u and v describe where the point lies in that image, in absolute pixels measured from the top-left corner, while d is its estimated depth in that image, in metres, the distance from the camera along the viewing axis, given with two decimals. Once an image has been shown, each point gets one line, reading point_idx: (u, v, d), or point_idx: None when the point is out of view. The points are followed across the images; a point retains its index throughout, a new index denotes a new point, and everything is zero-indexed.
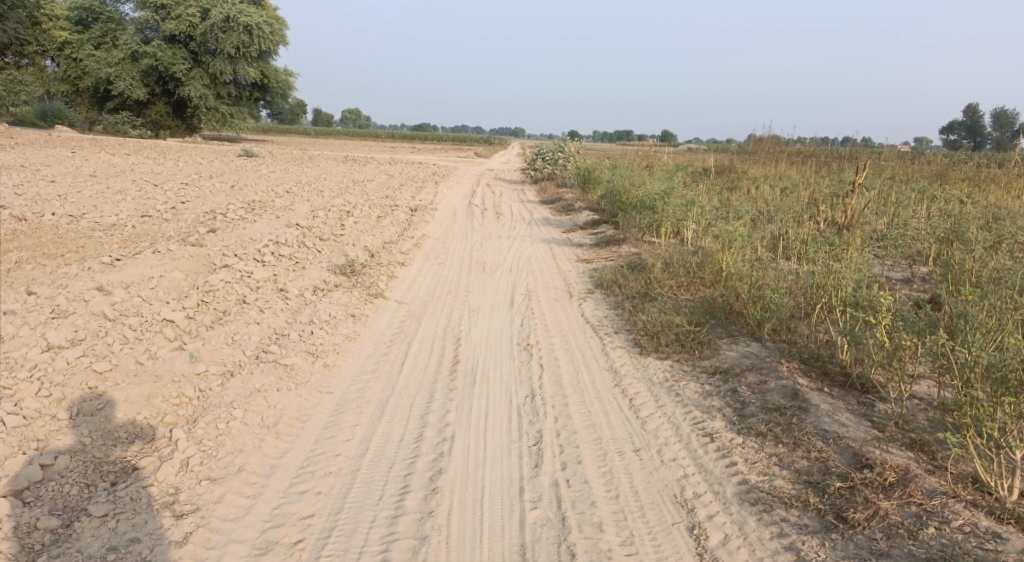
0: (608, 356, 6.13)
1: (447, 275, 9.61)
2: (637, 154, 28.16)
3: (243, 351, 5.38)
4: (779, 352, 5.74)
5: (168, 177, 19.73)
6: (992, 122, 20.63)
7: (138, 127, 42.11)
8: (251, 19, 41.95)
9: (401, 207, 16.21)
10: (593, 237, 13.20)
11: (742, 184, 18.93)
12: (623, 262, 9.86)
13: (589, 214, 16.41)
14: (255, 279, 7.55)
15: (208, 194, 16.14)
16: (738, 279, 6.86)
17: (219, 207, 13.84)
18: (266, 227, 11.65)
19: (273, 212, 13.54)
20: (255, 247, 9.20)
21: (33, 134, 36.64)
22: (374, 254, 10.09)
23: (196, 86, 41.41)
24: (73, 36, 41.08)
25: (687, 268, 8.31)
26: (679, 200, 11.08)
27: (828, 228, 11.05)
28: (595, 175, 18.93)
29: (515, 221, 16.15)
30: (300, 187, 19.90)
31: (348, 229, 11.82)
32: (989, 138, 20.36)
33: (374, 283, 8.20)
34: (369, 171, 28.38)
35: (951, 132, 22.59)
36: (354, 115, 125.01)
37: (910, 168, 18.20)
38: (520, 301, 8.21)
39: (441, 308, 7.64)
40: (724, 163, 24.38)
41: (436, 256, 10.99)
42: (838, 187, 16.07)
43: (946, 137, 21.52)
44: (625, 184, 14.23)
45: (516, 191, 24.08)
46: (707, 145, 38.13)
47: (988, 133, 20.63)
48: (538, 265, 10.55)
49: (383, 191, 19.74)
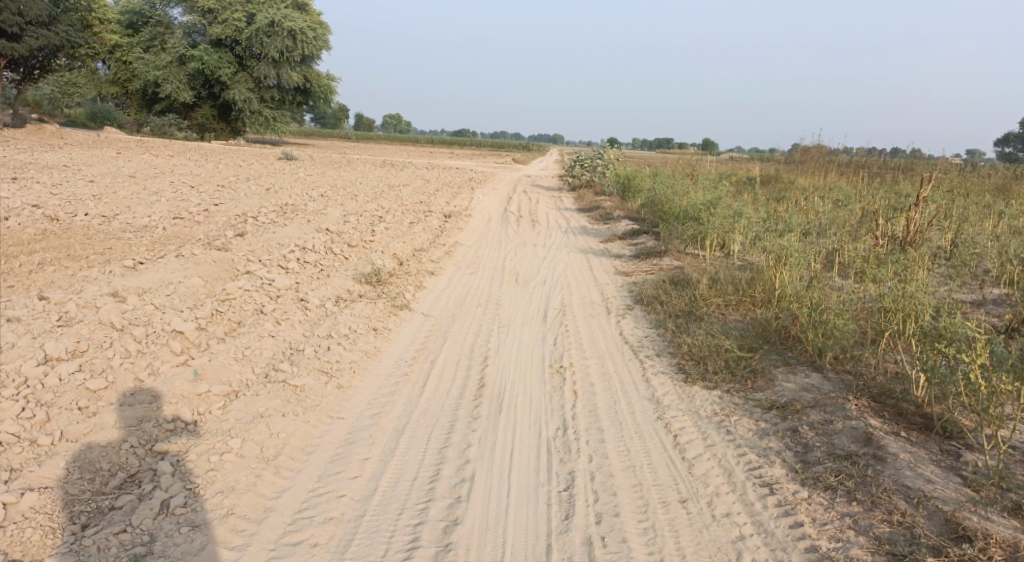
0: (650, 384, 5.57)
1: (478, 286, 9.14)
2: (678, 162, 27.44)
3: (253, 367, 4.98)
4: (844, 388, 5.14)
5: (205, 179, 19.69)
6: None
7: (183, 129, 42.75)
8: (295, 23, 42.29)
9: (435, 213, 15.83)
10: (633, 248, 12.64)
11: (790, 195, 18.10)
12: (666, 277, 9.27)
13: (628, 223, 15.83)
14: (275, 287, 7.20)
15: (242, 196, 15.99)
16: (795, 300, 6.26)
17: (252, 210, 13.64)
18: (295, 232, 11.35)
19: (304, 216, 13.26)
20: (280, 253, 8.86)
21: (82, 135, 37.44)
22: (403, 263, 9.68)
23: (240, 90, 41.91)
24: (123, 40, 41.91)
25: (736, 285, 7.70)
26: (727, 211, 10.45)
27: (887, 244, 10.32)
28: (636, 183, 18.31)
29: (551, 229, 15.66)
30: (336, 191, 19.68)
31: (378, 235, 11.46)
32: None
33: (400, 294, 7.78)
34: (406, 175, 28.16)
35: (1007, 144, 21.45)
36: (395, 120, 126.21)
37: (971, 181, 17.19)
38: (554, 317, 7.69)
39: (470, 323, 7.17)
40: (770, 172, 23.51)
41: (467, 265, 10.53)
42: (894, 200, 15.19)
43: (999, 149, 20.39)
44: (668, 193, 13.62)
45: (553, 198, 23.56)
46: (749, 154, 37.15)
47: None
48: (575, 278, 10.01)
49: (418, 196, 19.41)
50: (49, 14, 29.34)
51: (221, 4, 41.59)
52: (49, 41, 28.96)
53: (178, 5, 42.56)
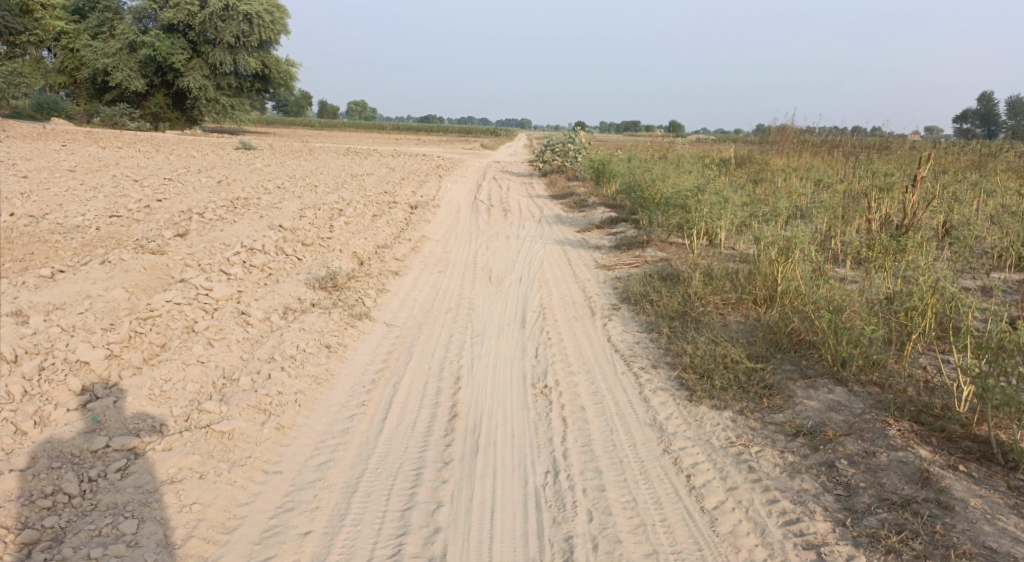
0: (650, 405, 4.80)
1: (448, 287, 8.25)
2: (650, 145, 26.77)
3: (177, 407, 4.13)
4: (877, 406, 4.39)
5: (153, 172, 18.43)
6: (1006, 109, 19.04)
7: (136, 119, 40.86)
8: (251, 7, 40.56)
9: (400, 203, 14.84)
10: (612, 237, 11.88)
11: (769, 176, 17.45)
12: (652, 271, 8.48)
13: (604, 210, 15.07)
14: (213, 299, 6.25)
15: (191, 190, 14.84)
16: (810, 301, 5.51)
17: (199, 205, 12.54)
18: (245, 230, 10.34)
19: (256, 211, 12.20)
20: (223, 256, 7.89)
21: (27, 127, 35.50)
22: (364, 263, 8.75)
23: (194, 77, 40.10)
24: (69, 26, 39.69)
25: (734, 281, 6.95)
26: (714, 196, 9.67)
27: (884, 229, 9.67)
28: (611, 168, 17.50)
29: (524, 218, 14.83)
30: (294, 182, 18.54)
31: (337, 231, 10.49)
32: (1003, 126, 18.82)
33: (359, 302, 6.88)
34: (370, 164, 27.06)
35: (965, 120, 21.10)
36: (360, 107, 123.94)
37: (946, 158, 16.75)
38: (533, 322, 6.87)
39: (438, 333, 6.31)
40: (746, 153, 22.87)
41: (435, 263, 9.63)
42: (878, 181, 14.62)
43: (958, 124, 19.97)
44: (647, 178, 12.83)
45: (524, 185, 22.66)
46: (719, 135, 36.68)
47: (1003, 120, 19.05)
48: (553, 274, 9.18)
49: (382, 186, 18.38)
50: None
51: None
52: None
53: None
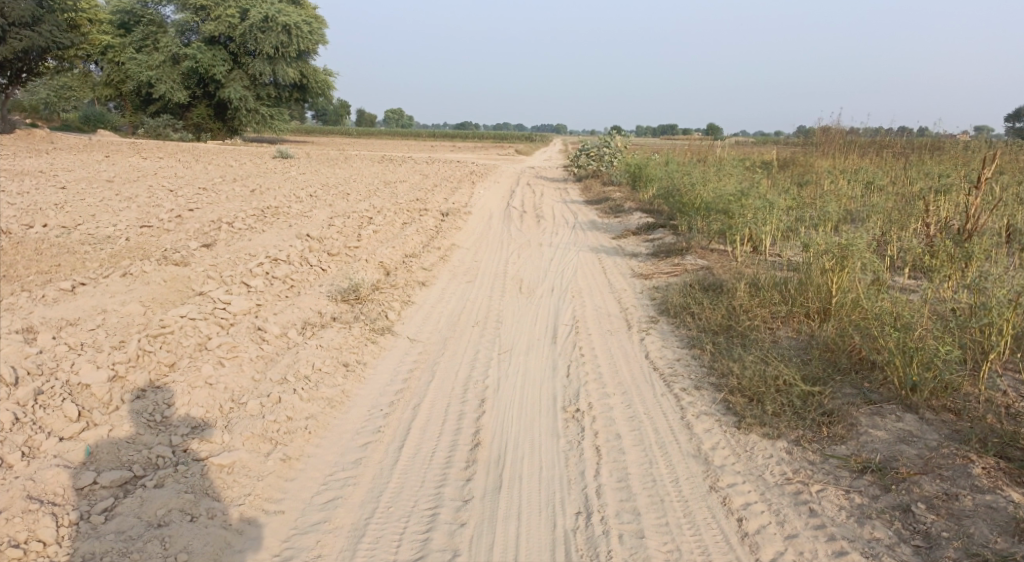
0: (693, 432, 4.36)
1: (476, 298, 7.89)
2: (688, 148, 26.15)
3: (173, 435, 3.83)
4: (955, 437, 3.89)
5: (189, 181, 18.51)
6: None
7: (178, 130, 41.63)
8: (289, 18, 41.00)
9: (432, 211, 14.57)
10: (650, 244, 11.42)
11: (814, 179, 16.75)
12: (693, 280, 8.01)
13: (641, 216, 14.61)
14: (230, 313, 6.00)
15: (224, 199, 14.80)
16: (876, 316, 4.97)
17: (230, 215, 12.44)
18: (272, 239, 10.15)
19: (286, 220, 12.04)
20: (246, 267, 7.66)
21: (74, 139, 36.38)
22: (391, 273, 8.45)
23: (235, 88, 40.68)
24: (114, 40, 40.59)
25: (784, 293, 6.45)
26: (759, 200, 9.15)
27: (943, 235, 9.04)
28: (649, 173, 16.99)
29: (558, 225, 14.44)
30: (327, 189, 18.44)
31: (365, 241, 10.23)
32: None
33: (382, 315, 6.56)
34: (404, 171, 26.97)
35: (1017, 119, 20.13)
36: (397, 115, 125.22)
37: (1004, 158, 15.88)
38: (565, 336, 6.46)
39: (464, 349, 5.95)
40: (789, 155, 22.11)
41: (464, 272, 9.28)
42: (932, 183, 13.86)
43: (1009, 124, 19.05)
44: (687, 182, 12.32)
45: (559, 190, 22.26)
46: (758, 138, 35.84)
47: None
48: (587, 284, 8.76)
49: (414, 193, 18.17)
50: (32, 15, 28.09)
51: (213, 1, 40.28)
52: (34, 42, 27.74)
53: (169, 2, 41.11)
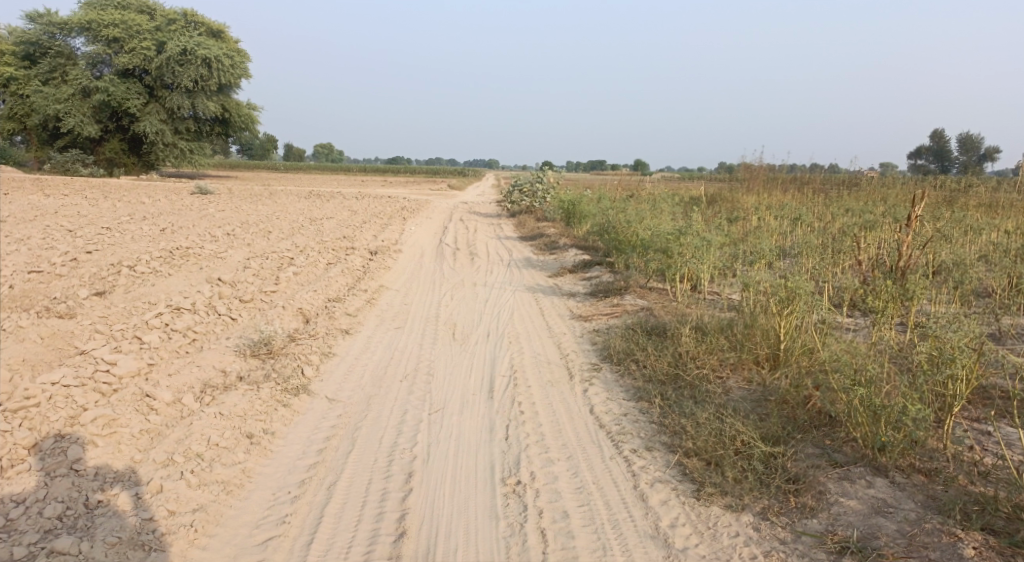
0: (649, 505, 3.87)
1: (405, 346, 7.25)
2: (619, 184, 26.31)
3: (4, 558, 3.10)
4: (931, 505, 3.55)
5: (94, 221, 17.20)
6: (956, 145, 19.10)
7: (90, 165, 39.47)
8: (210, 51, 39.67)
9: (358, 250, 13.88)
10: (586, 283, 11.07)
11: (743, 214, 16.92)
12: (634, 323, 7.62)
13: (575, 253, 14.31)
14: (114, 377, 5.18)
15: (130, 240, 13.69)
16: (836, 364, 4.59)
17: (134, 257, 11.43)
18: (177, 285, 9.26)
19: (197, 262, 11.13)
20: (141, 319, 6.82)
21: None
22: (310, 321, 7.73)
23: (152, 121, 38.95)
24: (19, 71, 38.33)
25: (730, 335, 6.10)
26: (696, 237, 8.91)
27: (875, 271, 9.02)
28: (582, 210, 16.81)
29: (491, 263, 13.98)
30: (247, 228, 17.46)
31: (283, 284, 9.47)
32: (955, 163, 18.85)
33: (297, 372, 5.85)
34: (331, 207, 26.07)
35: (917, 156, 21.12)
36: (326, 150, 123.49)
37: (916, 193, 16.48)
38: (503, 389, 5.90)
39: (390, 410, 5.32)
40: (716, 190, 22.49)
41: (392, 317, 8.62)
42: (855, 218, 14.13)
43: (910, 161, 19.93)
44: (621, 219, 12.09)
45: (491, 226, 21.88)
46: (685, 173, 36.64)
47: (954, 157, 19.07)
48: (524, 328, 8.25)
49: (341, 231, 17.42)
50: None
51: (128, 32, 38.60)
52: None
53: (81, 33, 39.17)
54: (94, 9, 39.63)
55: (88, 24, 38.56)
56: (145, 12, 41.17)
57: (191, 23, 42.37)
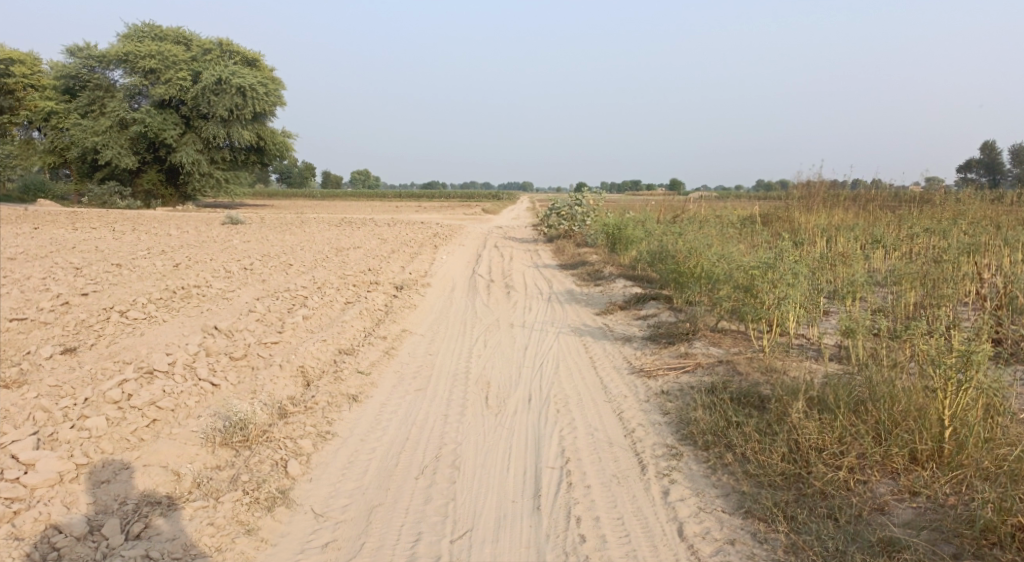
0: None
1: (426, 418, 5.73)
2: (663, 204, 24.67)
3: None
4: None
5: (109, 257, 16.21)
6: (1010, 157, 17.34)
7: (127, 197, 39.35)
8: (244, 80, 39.30)
9: (383, 285, 12.52)
10: (642, 323, 9.50)
11: (809, 235, 15.15)
12: (716, 385, 6.03)
13: (625, 284, 12.73)
14: (23, 489, 3.76)
15: (138, 278, 12.55)
16: None
17: (131, 299, 10.19)
18: (166, 336, 7.93)
19: (199, 305, 9.84)
20: (97, 391, 5.45)
21: (9, 210, 33.89)
22: (311, 384, 6.29)
23: (187, 152, 38.61)
24: (59, 105, 38.32)
25: (864, 414, 4.47)
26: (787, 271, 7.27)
27: (1008, 312, 7.30)
28: (630, 235, 15.22)
29: (530, 296, 12.50)
30: (267, 260, 16.26)
31: (288, 333, 8.08)
32: (1010, 176, 17.09)
33: (276, 470, 4.39)
34: (361, 235, 24.94)
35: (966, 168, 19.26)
36: (362, 176, 124.72)
37: (1003, 210, 14.58)
38: (553, 493, 4.34)
39: (399, 533, 3.82)
40: (771, 206, 20.73)
41: (413, 374, 7.10)
42: (947, 240, 12.30)
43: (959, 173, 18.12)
44: (681, 247, 10.49)
45: (528, 253, 20.39)
46: (728, 191, 34.79)
47: (1008, 169, 17.31)
48: (574, 388, 6.69)
49: (366, 262, 16.12)
50: None
51: (165, 64, 38.50)
52: None
53: (118, 66, 39.07)
54: (132, 43, 39.69)
55: (125, 58, 38.61)
56: (181, 45, 41.17)
57: (226, 54, 42.20)
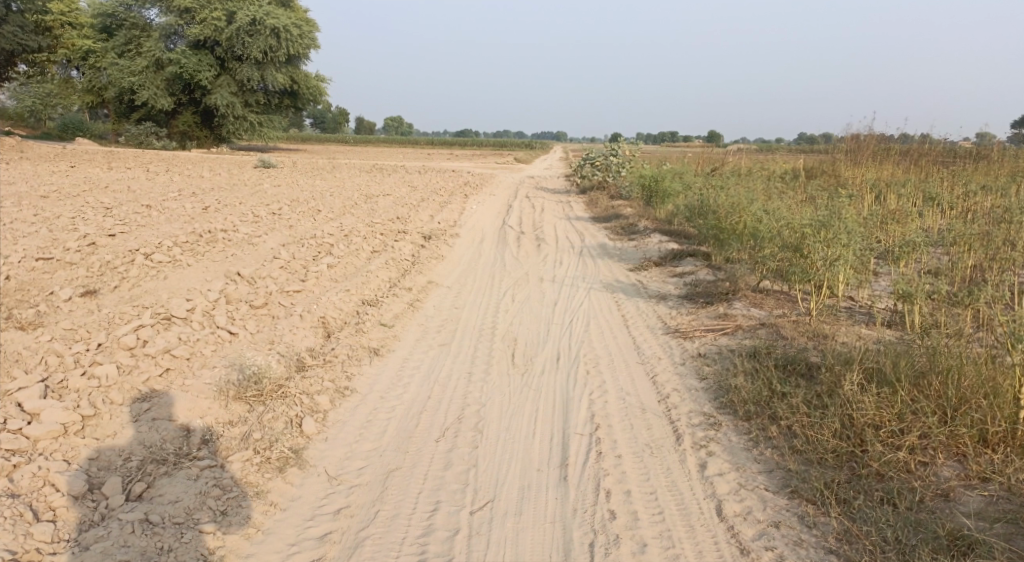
0: None
1: (449, 376, 5.47)
2: (702, 156, 23.86)
3: None
4: None
5: (141, 198, 16.17)
6: None
7: (162, 138, 39.48)
8: (278, 21, 38.67)
9: (411, 234, 12.24)
10: (678, 280, 9.09)
11: (856, 192, 14.42)
12: (759, 351, 5.64)
13: (660, 239, 12.27)
14: (25, 440, 3.60)
15: (166, 220, 12.44)
16: None
17: (157, 242, 10.06)
18: (189, 281, 7.77)
19: (224, 249, 9.67)
20: (112, 336, 5.28)
21: (48, 149, 34.24)
22: (332, 336, 6.06)
23: (221, 94, 38.41)
24: (96, 45, 38.26)
25: (927, 390, 4.08)
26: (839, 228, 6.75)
27: None
28: (667, 188, 14.65)
29: (562, 249, 12.13)
30: (296, 206, 16.07)
31: (312, 281, 7.87)
32: None
33: (289, 427, 4.16)
34: (392, 182, 24.66)
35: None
36: (395, 123, 123.91)
37: None
38: (582, 462, 4.06)
39: (415, 501, 3.58)
40: (816, 160, 19.86)
41: (437, 329, 6.84)
42: (1008, 201, 11.56)
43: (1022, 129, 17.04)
44: (722, 202, 9.97)
45: (560, 204, 19.90)
46: (768, 145, 33.63)
47: None
48: (605, 348, 6.36)
49: (395, 210, 15.84)
50: None
51: (199, 4, 38.03)
52: None
53: (153, 5, 38.72)
54: None
55: None
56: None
57: None
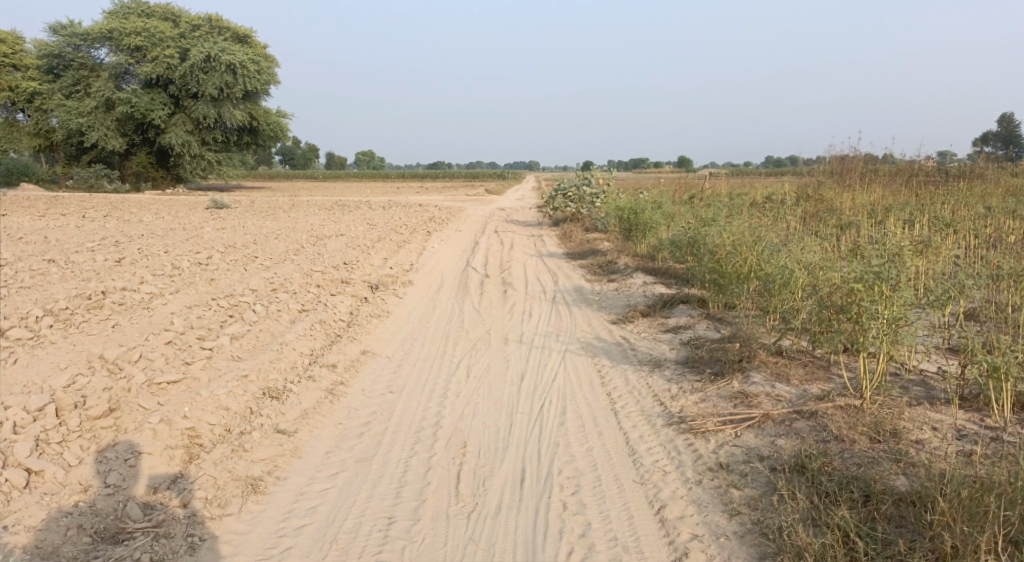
0: None
1: (358, 528, 3.67)
2: (680, 182, 22.47)
3: None
4: None
5: (54, 250, 14.11)
6: None
7: (114, 180, 37.29)
8: (234, 57, 36.89)
9: (355, 285, 10.43)
10: (674, 337, 7.36)
11: (856, 217, 12.94)
12: (811, 467, 3.91)
13: (645, 280, 10.59)
14: None
15: (64, 280, 10.46)
16: None
17: (28, 310, 8.08)
18: (35, 371, 5.85)
19: (109, 318, 7.75)
20: None
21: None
22: (198, 461, 4.23)
23: (176, 133, 36.43)
24: (42, 85, 36.01)
25: None
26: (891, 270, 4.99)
27: None
28: (647, 219, 13.00)
29: (533, 296, 10.38)
30: (230, 253, 14.16)
31: (202, 364, 6.00)
32: None
33: None
34: (351, 221, 22.86)
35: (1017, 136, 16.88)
36: (366, 159, 123.02)
37: None
38: None
39: None
40: (802, 182, 18.47)
41: (358, 433, 4.99)
42: None
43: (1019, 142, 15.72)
44: (720, 239, 8.32)
45: (531, 240, 18.22)
46: (742, 170, 32.44)
47: None
48: (588, 456, 4.59)
49: (344, 254, 13.99)
50: None
51: (151, 41, 36.10)
52: None
53: (103, 43, 36.52)
54: (116, 18, 37.20)
55: (109, 35, 36.01)
56: (169, 20, 38.70)
57: (216, 28, 39.72)
